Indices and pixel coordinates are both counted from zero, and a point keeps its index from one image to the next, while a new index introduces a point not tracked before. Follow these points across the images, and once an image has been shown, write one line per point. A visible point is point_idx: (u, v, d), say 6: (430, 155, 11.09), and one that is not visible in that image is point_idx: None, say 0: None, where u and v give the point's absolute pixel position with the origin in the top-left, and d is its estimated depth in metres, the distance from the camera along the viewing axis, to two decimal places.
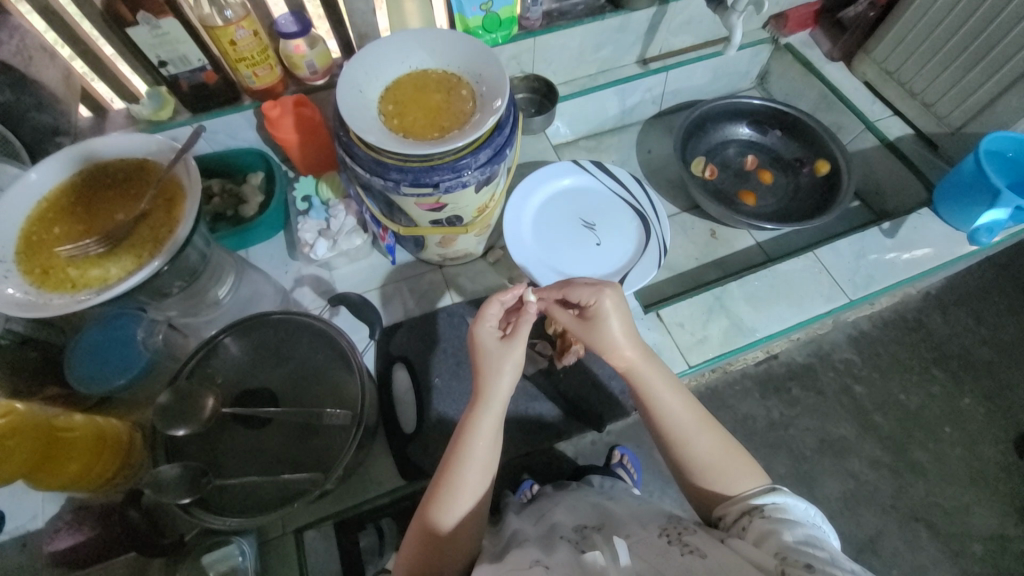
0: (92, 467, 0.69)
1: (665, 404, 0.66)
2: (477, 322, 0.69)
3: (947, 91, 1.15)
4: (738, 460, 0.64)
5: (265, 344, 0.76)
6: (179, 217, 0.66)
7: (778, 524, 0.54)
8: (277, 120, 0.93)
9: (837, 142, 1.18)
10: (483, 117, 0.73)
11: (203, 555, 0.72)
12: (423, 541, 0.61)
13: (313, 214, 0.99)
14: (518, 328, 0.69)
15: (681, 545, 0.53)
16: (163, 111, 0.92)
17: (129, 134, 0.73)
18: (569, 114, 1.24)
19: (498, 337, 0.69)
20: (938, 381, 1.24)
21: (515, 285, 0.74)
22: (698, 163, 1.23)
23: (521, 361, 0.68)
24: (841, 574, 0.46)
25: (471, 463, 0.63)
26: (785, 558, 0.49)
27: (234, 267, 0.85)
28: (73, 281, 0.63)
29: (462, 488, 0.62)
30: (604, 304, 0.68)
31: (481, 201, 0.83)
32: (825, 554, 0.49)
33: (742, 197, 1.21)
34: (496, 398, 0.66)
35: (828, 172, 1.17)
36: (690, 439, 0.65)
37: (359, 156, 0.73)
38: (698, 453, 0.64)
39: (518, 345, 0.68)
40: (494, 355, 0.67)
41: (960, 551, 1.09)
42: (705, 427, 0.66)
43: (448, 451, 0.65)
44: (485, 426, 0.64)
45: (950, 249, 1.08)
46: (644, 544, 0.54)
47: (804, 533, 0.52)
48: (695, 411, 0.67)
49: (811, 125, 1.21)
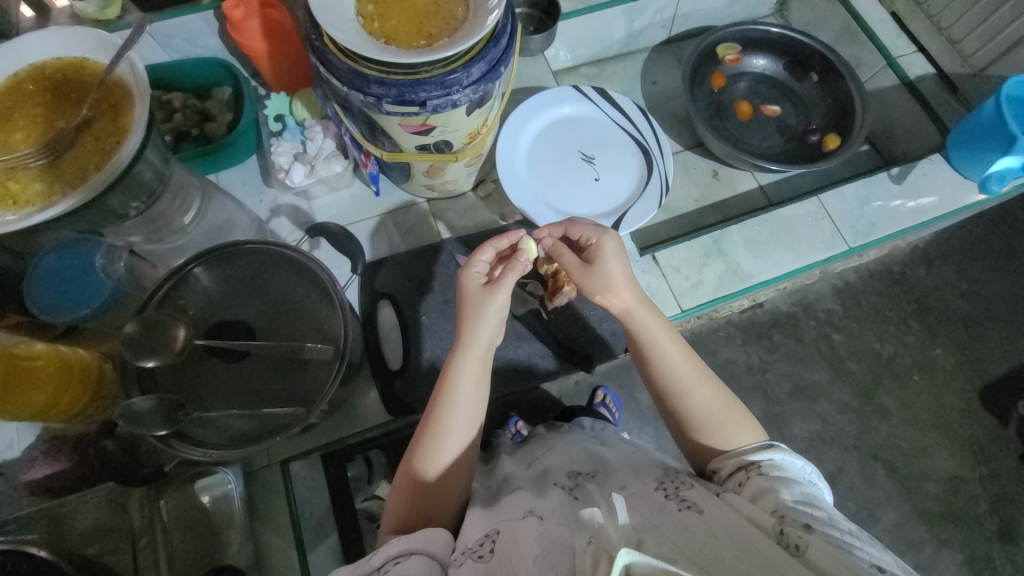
0: (62, 395, 0.66)
1: (666, 356, 0.67)
2: (464, 265, 0.66)
3: (975, 28, 1.08)
4: (733, 415, 0.65)
5: (240, 274, 0.71)
6: (128, 126, 0.58)
7: (776, 482, 0.55)
8: (240, 23, 0.82)
9: (863, 120, 1.06)
10: (478, 22, 0.63)
11: (193, 483, 0.74)
12: (411, 493, 0.61)
13: (287, 136, 0.91)
14: (503, 275, 0.65)
15: (679, 500, 0.53)
16: (110, 9, 0.80)
17: (66, 28, 0.63)
18: (570, 36, 1.12)
19: (481, 281, 0.66)
20: (913, 332, 1.26)
21: (510, 230, 0.70)
22: (730, 42, 1.16)
23: (503, 308, 0.65)
24: (839, 536, 0.48)
25: (453, 413, 0.62)
26: (783, 517, 0.50)
27: (200, 191, 0.78)
28: (15, 197, 0.56)
29: (448, 436, 0.61)
30: (603, 247, 0.67)
31: (473, 126, 0.76)
32: (822, 514, 0.51)
33: (712, 77, 1.16)
34: (475, 343, 0.63)
35: (833, 150, 1.08)
36: (689, 391, 0.66)
37: (335, 65, 0.65)
38: (697, 406, 0.65)
39: (502, 291, 0.64)
40: (475, 301, 0.65)
41: (915, 489, 1.15)
42: (704, 379, 0.67)
43: (432, 398, 0.64)
44: (468, 371, 0.63)
45: (956, 197, 1.05)
46: (641, 498, 0.54)
47: (801, 492, 0.54)
48: (695, 366, 0.67)
49: (835, 62, 1.12)
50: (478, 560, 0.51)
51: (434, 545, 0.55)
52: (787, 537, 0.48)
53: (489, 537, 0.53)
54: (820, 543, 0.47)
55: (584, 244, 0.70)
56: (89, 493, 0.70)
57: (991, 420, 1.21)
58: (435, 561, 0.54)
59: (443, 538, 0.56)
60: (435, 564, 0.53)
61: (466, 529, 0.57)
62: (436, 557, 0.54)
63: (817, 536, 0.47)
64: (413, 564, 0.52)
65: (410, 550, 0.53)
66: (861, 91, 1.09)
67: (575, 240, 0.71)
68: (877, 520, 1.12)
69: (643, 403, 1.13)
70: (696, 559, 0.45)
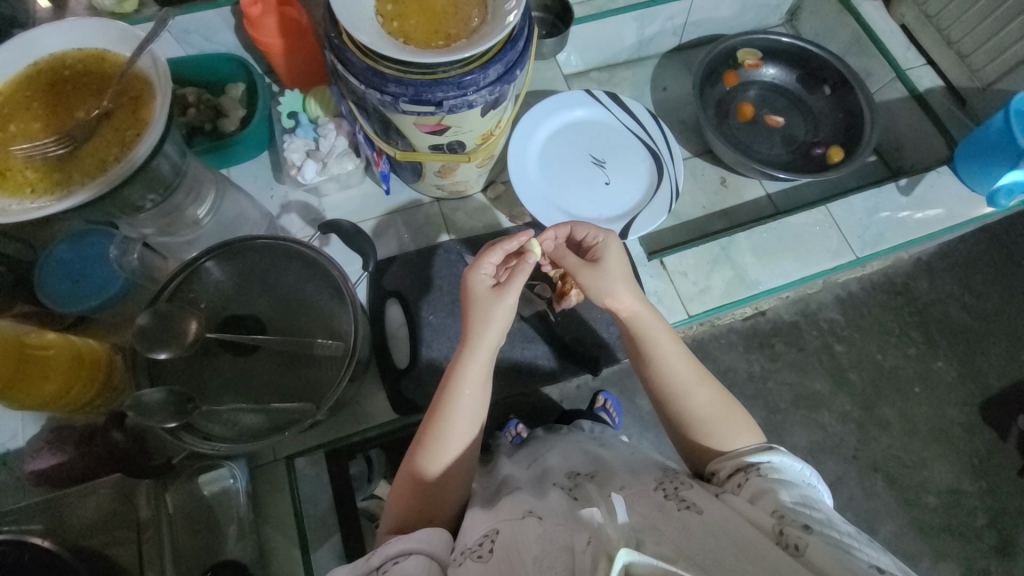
0: (72, 386, 0.66)
1: (665, 359, 0.67)
2: (471, 268, 0.66)
3: (984, 43, 1.09)
4: (732, 415, 0.65)
5: (251, 269, 0.71)
6: (148, 118, 0.59)
7: (775, 483, 0.55)
8: (258, 19, 0.83)
9: (870, 136, 1.06)
10: (497, 24, 0.64)
11: (199, 476, 0.74)
12: (412, 490, 0.61)
13: (301, 133, 0.91)
14: (512, 279, 0.65)
15: (678, 500, 0.53)
16: (128, 2, 0.81)
17: (83, 20, 0.63)
18: (582, 41, 1.13)
19: (489, 283, 0.66)
20: (915, 343, 1.26)
21: (516, 232, 0.69)
22: (753, 46, 1.17)
23: (511, 310, 0.65)
24: (838, 536, 0.48)
25: (458, 412, 0.62)
26: (783, 517, 0.50)
27: (215, 183, 0.78)
28: (33, 185, 0.56)
29: (450, 435, 0.61)
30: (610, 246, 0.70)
31: (487, 127, 0.76)
32: (820, 515, 0.51)
33: (725, 74, 1.17)
34: (483, 345, 0.63)
35: (836, 163, 1.09)
36: (688, 393, 0.66)
37: (353, 63, 0.65)
38: (697, 407, 0.65)
39: (510, 293, 0.65)
40: (483, 303, 0.64)
41: (914, 501, 1.15)
42: (703, 380, 0.67)
43: (436, 397, 0.64)
44: (474, 372, 0.63)
45: (962, 211, 1.05)
46: (642, 498, 0.54)
47: (800, 493, 0.54)
48: (696, 368, 0.67)
49: (846, 74, 1.12)
50: (478, 559, 0.51)
51: (432, 544, 0.55)
52: (787, 538, 0.48)
53: (488, 537, 0.53)
54: (820, 542, 0.47)
55: (589, 244, 0.72)
56: (94, 485, 0.69)
57: (991, 434, 1.21)
58: (433, 561, 0.53)
59: (442, 538, 0.56)
60: (435, 565, 0.53)
61: (466, 528, 0.57)
62: (434, 556, 0.54)
63: (816, 537, 0.47)
64: (411, 563, 0.52)
65: (410, 549, 0.53)
66: (870, 105, 1.09)
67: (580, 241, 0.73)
68: (875, 532, 1.12)
69: (644, 408, 1.13)
70: (696, 559, 0.45)
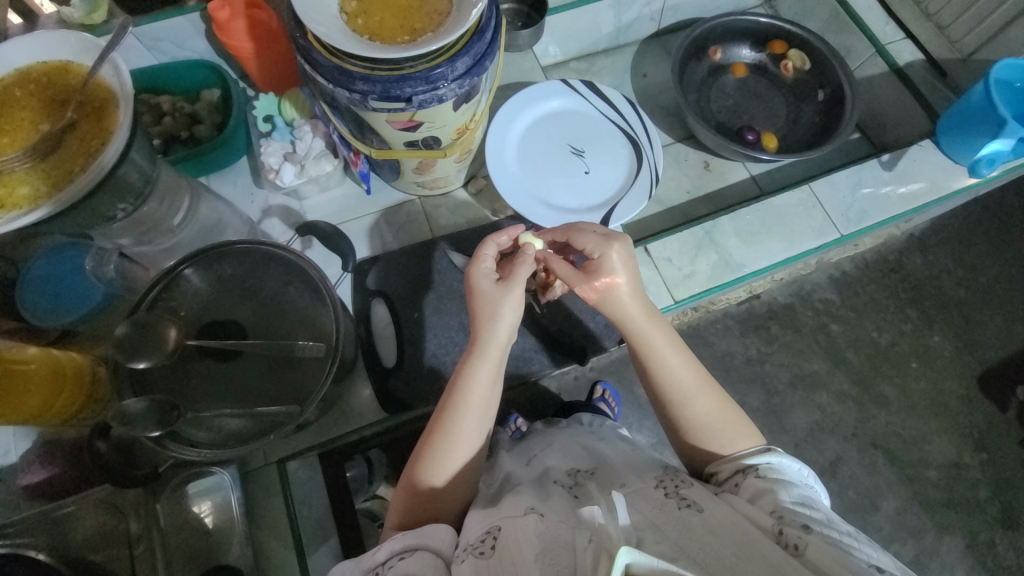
0: (55, 399, 0.67)
1: (670, 368, 0.65)
2: (472, 263, 0.66)
3: (962, 13, 1.08)
4: (733, 422, 0.64)
5: (231, 275, 0.71)
6: (113, 126, 0.58)
7: (774, 484, 0.55)
8: (226, 23, 0.82)
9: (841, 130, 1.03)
10: (461, 15, 0.63)
11: (187, 486, 0.74)
12: (413, 495, 0.61)
13: (276, 136, 0.91)
14: (515, 271, 0.65)
15: (679, 498, 0.53)
16: (96, 14, 0.81)
17: (45, 33, 0.63)
18: (559, 31, 1.12)
19: (491, 279, 0.66)
20: (910, 319, 1.26)
21: (509, 226, 0.71)
22: (811, 58, 1.14)
23: (516, 309, 0.64)
24: (837, 537, 0.48)
25: (466, 413, 0.62)
26: (782, 517, 0.50)
27: (189, 193, 0.78)
28: (2, 201, 0.56)
29: (456, 441, 0.61)
30: (609, 258, 0.66)
31: (460, 121, 0.76)
32: (820, 515, 0.51)
33: (774, 43, 1.16)
34: (493, 342, 0.63)
35: (770, 148, 1.09)
36: (689, 403, 0.64)
37: (320, 62, 0.65)
38: (697, 416, 0.64)
39: (517, 287, 0.65)
40: (490, 299, 0.64)
41: (915, 476, 1.15)
42: (705, 390, 0.65)
43: (442, 400, 0.64)
44: (482, 371, 0.63)
45: (946, 182, 1.04)
46: (642, 497, 0.54)
47: (799, 494, 0.54)
48: (697, 374, 0.66)
49: (844, 87, 1.08)
50: (479, 556, 0.51)
51: (437, 540, 0.55)
52: (787, 537, 0.48)
53: (490, 534, 0.53)
54: (819, 542, 0.47)
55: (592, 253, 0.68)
56: (85, 498, 0.70)
57: (989, 406, 1.22)
58: (439, 558, 0.53)
59: (447, 534, 0.55)
60: (438, 562, 0.53)
61: (467, 526, 0.57)
62: (440, 554, 0.54)
63: (816, 537, 0.47)
64: (415, 561, 0.52)
65: (413, 546, 0.54)
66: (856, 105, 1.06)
67: (579, 249, 0.70)
68: (877, 509, 1.13)
69: (641, 396, 1.13)
70: (697, 558, 0.45)
